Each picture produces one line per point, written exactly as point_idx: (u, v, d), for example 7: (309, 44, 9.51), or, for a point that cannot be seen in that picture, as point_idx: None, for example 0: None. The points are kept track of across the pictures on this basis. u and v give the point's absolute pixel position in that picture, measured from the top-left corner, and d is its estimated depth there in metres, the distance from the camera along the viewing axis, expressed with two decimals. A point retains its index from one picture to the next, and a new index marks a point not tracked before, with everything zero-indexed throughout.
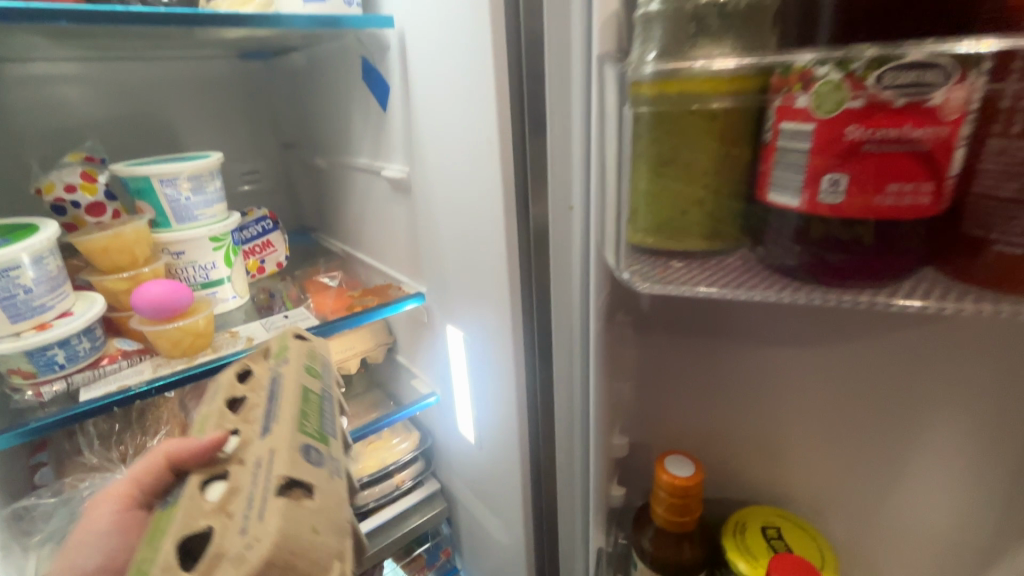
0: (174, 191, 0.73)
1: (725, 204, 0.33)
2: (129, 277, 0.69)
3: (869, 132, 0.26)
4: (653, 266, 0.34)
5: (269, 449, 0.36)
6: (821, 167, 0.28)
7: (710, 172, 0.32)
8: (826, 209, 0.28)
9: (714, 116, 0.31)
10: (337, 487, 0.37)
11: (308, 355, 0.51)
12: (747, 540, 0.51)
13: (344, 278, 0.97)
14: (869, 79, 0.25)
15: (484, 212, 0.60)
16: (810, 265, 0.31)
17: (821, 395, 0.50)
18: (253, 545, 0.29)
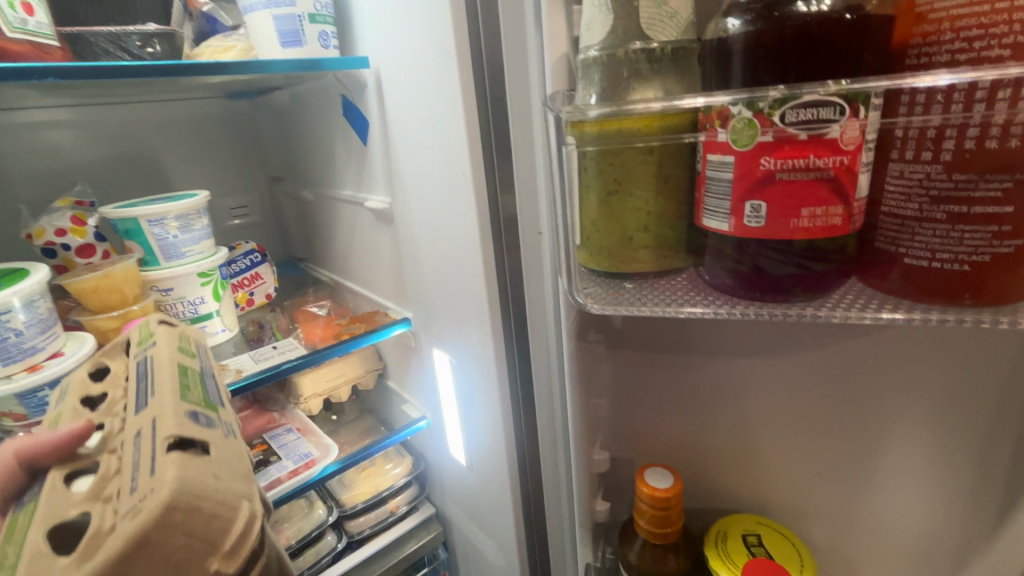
0: (162, 230, 0.75)
1: (670, 228, 0.35)
2: (118, 316, 0.71)
3: (780, 163, 0.29)
4: (607, 288, 0.36)
5: (150, 419, 0.36)
6: (744, 195, 0.30)
7: (652, 200, 0.34)
8: (751, 233, 0.30)
9: (650, 151, 0.33)
10: (232, 445, 0.38)
11: (178, 338, 0.49)
12: (728, 548, 0.52)
13: (333, 306, 0.99)
14: (775, 116, 0.28)
15: (461, 240, 0.63)
16: (748, 283, 0.33)
17: (789, 403, 0.52)
18: (146, 496, 0.30)
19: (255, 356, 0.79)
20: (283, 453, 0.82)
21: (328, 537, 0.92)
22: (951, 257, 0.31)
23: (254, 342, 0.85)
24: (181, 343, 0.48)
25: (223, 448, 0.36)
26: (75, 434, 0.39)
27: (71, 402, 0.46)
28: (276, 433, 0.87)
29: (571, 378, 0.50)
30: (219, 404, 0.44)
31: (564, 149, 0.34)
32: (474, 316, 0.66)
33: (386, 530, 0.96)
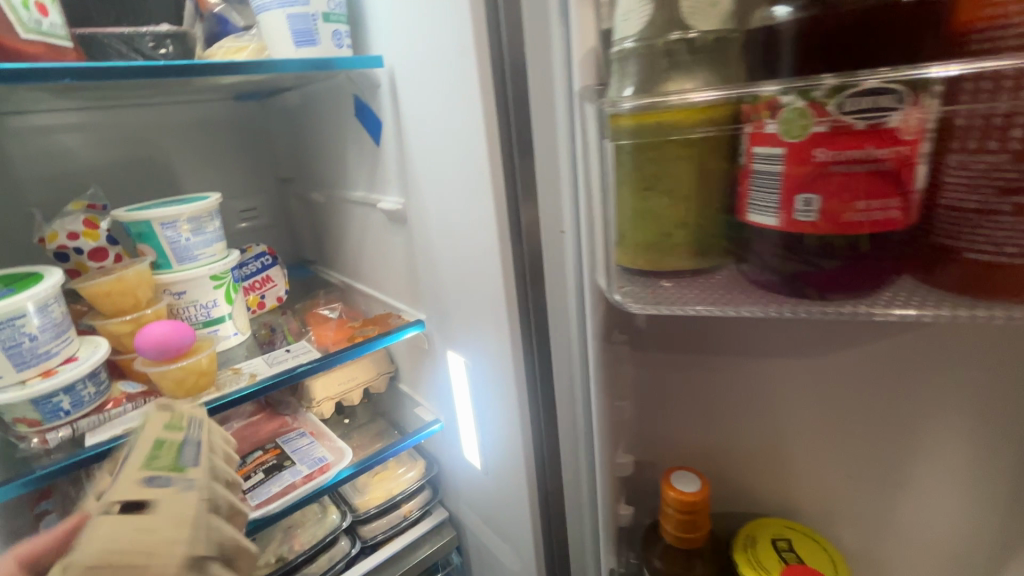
0: (174, 232, 0.74)
1: (709, 224, 0.34)
2: (131, 319, 0.70)
3: (835, 154, 0.28)
4: (643, 287, 0.35)
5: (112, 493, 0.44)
6: (794, 188, 0.29)
7: (691, 194, 0.33)
8: (801, 227, 0.30)
9: (690, 145, 0.32)
10: (180, 502, 0.45)
11: (168, 417, 0.55)
12: (758, 552, 0.51)
13: (344, 309, 0.98)
14: (831, 105, 0.27)
15: (479, 240, 0.62)
16: (796, 280, 0.32)
17: (820, 404, 0.50)
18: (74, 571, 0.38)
19: (268, 359, 0.78)
20: (297, 458, 0.81)
21: (341, 543, 0.91)
22: (1018, 250, 0.31)
23: (266, 346, 0.85)
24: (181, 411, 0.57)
25: (180, 499, 0.45)
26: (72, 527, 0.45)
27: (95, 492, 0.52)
28: (289, 437, 0.86)
29: (596, 381, 0.49)
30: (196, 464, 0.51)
31: (604, 145, 0.33)
32: (492, 318, 0.64)
33: (399, 535, 0.95)
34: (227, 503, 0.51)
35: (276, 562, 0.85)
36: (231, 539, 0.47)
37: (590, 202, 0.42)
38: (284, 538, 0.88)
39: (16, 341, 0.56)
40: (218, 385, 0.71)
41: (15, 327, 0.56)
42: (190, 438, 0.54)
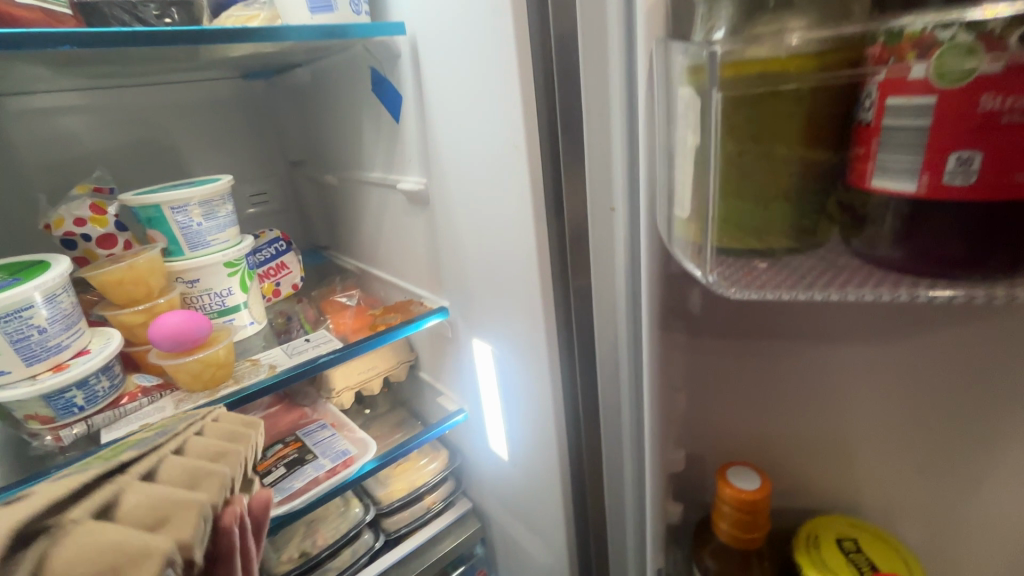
0: (185, 217, 0.70)
1: (811, 193, 0.30)
2: (144, 310, 0.67)
3: (1008, 101, 0.23)
4: (737, 269, 0.31)
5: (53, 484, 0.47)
6: (948, 144, 0.24)
7: (795, 160, 0.29)
8: (950, 193, 0.25)
9: (801, 99, 0.28)
10: (82, 474, 0.45)
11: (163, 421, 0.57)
12: (823, 553, 0.47)
13: (361, 296, 0.94)
14: (1008, 38, 0.22)
15: (512, 221, 0.57)
16: (918, 256, 0.28)
17: (893, 396, 0.46)
18: None
19: (288, 350, 0.74)
20: (319, 451, 0.78)
21: (365, 536, 0.89)
22: None
23: (283, 335, 0.81)
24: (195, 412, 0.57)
25: (78, 476, 0.45)
26: None
27: None
28: (309, 429, 0.83)
29: (649, 372, 0.45)
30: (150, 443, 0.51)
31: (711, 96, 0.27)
32: (524, 303, 0.60)
33: (424, 527, 0.92)
34: (178, 468, 0.48)
35: (298, 557, 0.82)
36: (149, 498, 0.44)
37: (652, 175, 0.38)
38: (306, 532, 0.86)
39: (24, 334, 0.53)
40: (236, 377, 0.67)
41: (22, 319, 0.53)
42: (172, 428, 0.54)
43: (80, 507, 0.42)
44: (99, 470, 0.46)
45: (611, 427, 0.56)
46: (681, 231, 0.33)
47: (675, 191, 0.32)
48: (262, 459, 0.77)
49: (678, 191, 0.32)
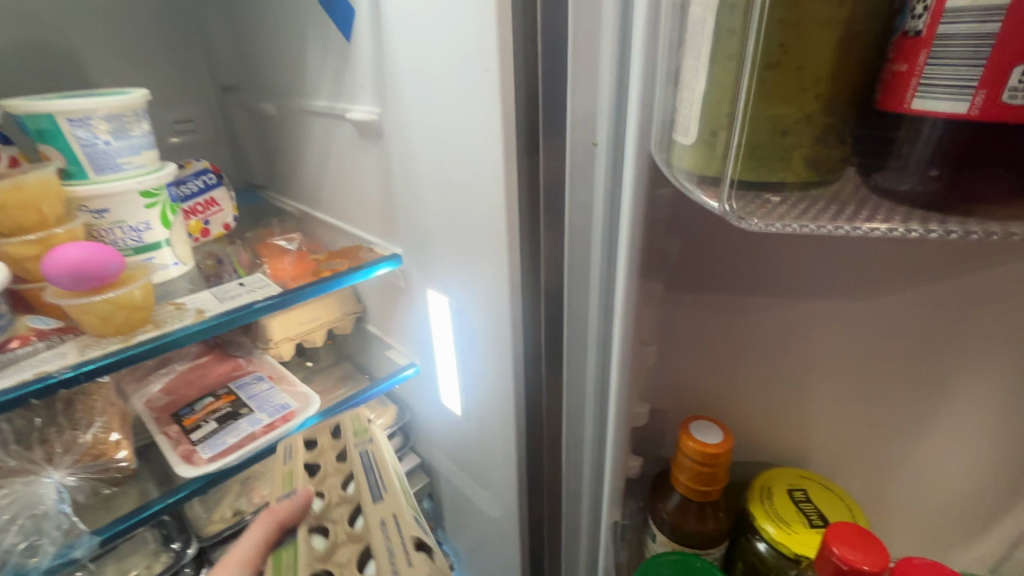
0: (87, 132, 0.59)
1: (835, 120, 0.27)
2: (36, 240, 0.56)
3: None
4: (746, 203, 0.28)
5: (391, 511, 0.52)
6: (1015, 56, 0.21)
7: (825, 78, 0.26)
8: (1005, 115, 0.22)
9: (842, 3, 0.25)
10: (386, 506, 0.53)
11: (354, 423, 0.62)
12: (775, 503, 0.48)
13: (303, 240, 0.86)
14: None
15: (478, 159, 0.52)
16: (944, 190, 0.26)
17: (850, 348, 0.48)
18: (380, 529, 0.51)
19: (218, 294, 0.66)
20: (255, 405, 0.71)
21: None
22: None
23: (213, 279, 0.73)
24: (352, 428, 0.62)
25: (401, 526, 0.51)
26: (303, 502, 0.51)
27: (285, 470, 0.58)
28: (244, 381, 0.75)
29: (622, 323, 0.43)
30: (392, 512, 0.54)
31: None
32: (488, 250, 0.56)
33: None
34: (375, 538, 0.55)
35: (232, 516, 0.74)
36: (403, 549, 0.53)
37: (647, 102, 0.34)
38: (241, 490, 0.78)
39: None
40: (156, 322, 0.59)
41: None
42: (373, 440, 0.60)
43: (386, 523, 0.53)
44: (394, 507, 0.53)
45: (575, 379, 0.55)
46: (687, 161, 0.29)
47: (684, 111, 0.29)
48: (188, 413, 0.69)
49: (685, 113, 0.28)
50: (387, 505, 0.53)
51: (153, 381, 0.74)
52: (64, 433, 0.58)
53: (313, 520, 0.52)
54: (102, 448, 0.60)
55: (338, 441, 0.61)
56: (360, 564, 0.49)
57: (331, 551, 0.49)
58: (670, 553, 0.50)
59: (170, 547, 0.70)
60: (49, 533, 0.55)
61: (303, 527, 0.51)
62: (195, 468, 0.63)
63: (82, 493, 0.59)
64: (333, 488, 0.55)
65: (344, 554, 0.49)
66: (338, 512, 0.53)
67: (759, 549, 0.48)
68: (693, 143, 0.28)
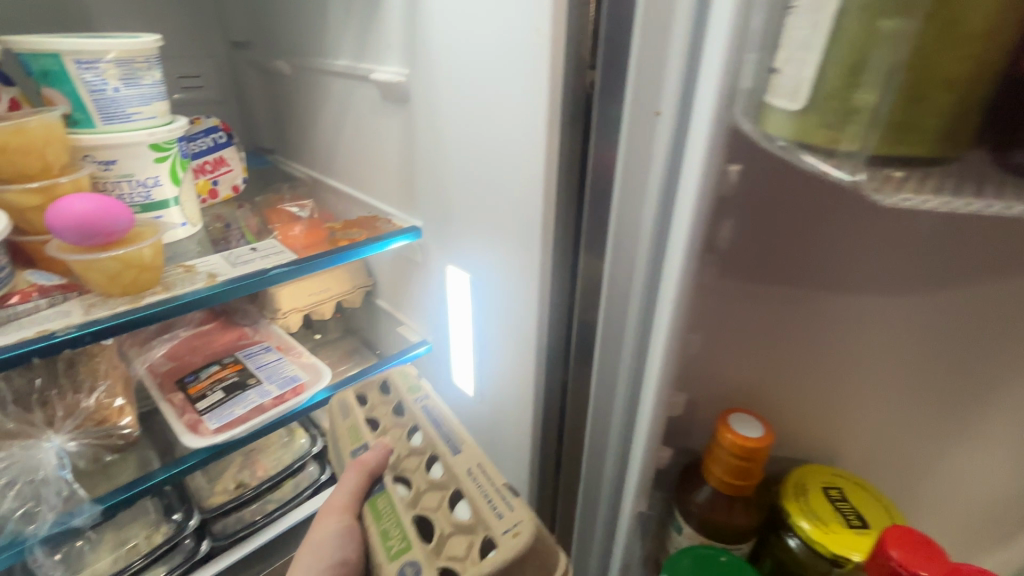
0: (95, 77, 0.55)
1: (973, 89, 0.25)
2: (38, 188, 0.52)
3: None
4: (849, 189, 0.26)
5: (474, 462, 0.51)
6: None
7: (975, 40, 0.24)
8: None
9: None
10: (466, 456, 0.52)
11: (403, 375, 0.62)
12: (810, 500, 0.47)
13: (315, 208, 0.82)
14: None
15: (519, 128, 0.49)
16: None
17: (902, 345, 0.45)
18: (469, 473, 0.50)
19: (231, 258, 0.63)
20: (263, 376, 0.68)
21: (309, 469, 0.78)
22: None
23: (222, 242, 0.69)
24: (405, 383, 0.60)
25: (484, 476, 0.50)
26: (382, 451, 0.52)
27: (347, 424, 0.59)
28: (251, 351, 0.72)
29: (674, 306, 0.41)
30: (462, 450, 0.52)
31: None
32: (518, 227, 0.53)
33: None
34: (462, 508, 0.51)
35: (235, 489, 0.73)
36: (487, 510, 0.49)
37: (731, 67, 0.31)
38: (244, 463, 0.76)
39: None
40: (165, 284, 0.56)
41: None
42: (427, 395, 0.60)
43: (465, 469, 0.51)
44: (471, 453, 0.52)
45: (608, 360, 0.53)
46: (789, 128, 0.27)
47: (789, 72, 0.26)
48: (193, 380, 0.67)
49: (791, 76, 0.26)
50: (468, 455, 0.52)
51: (156, 345, 0.71)
52: (66, 395, 0.55)
53: (392, 470, 0.53)
54: (106, 414, 0.58)
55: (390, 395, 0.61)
56: (452, 506, 0.49)
57: (417, 497, 0.50)
58: (699, 547, 0.48)
59: (171, 518, 0.68)
60: (48, 500, 0.53)
61: (386, 476, 0.52)
62: (201, 439, 0.60)
63: (82, 459, 0.57)
64: (399, 441, 0.55)
65: (431, 500, 0.50)
66: (411, 463, 0.53)
67: (789, 545, 0.47)
68: (803, 108, 0.26)
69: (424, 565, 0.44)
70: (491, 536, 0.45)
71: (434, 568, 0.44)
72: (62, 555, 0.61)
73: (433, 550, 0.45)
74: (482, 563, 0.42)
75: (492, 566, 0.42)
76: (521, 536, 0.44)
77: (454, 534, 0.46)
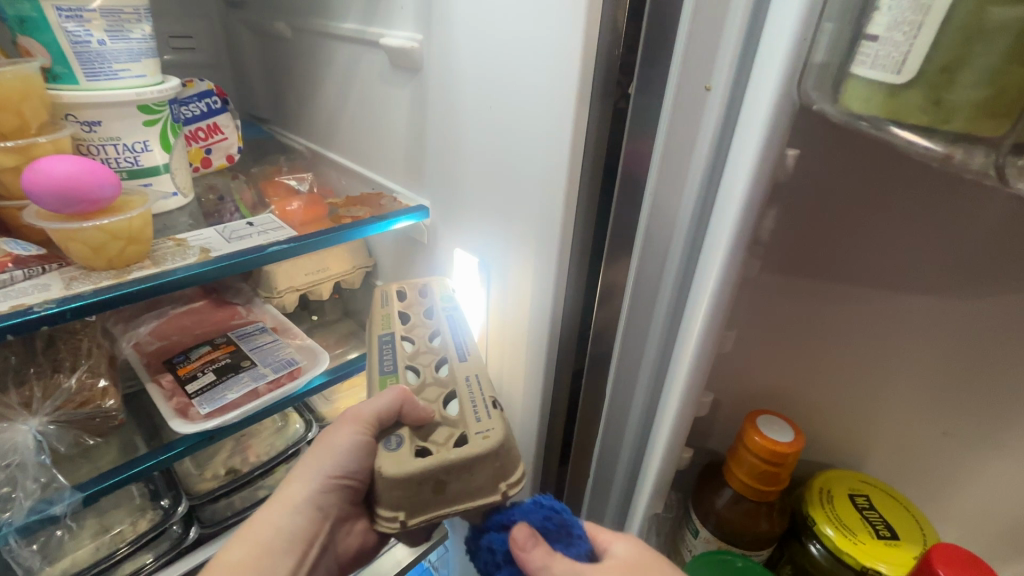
0: (79, 26, 0.50)
1: None
2: (13, 148, 0.47)
3: None
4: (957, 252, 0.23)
5: (474, 370, 0.49)
6: None
7: None
8: None
9: None
10: (468, 364, 0.49)
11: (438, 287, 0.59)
12: (836, 506, 0.45)
13: (314, 182, 0.78)
14: None
15: (546, 100, 0.45)
16: None
17: (947, 351, 0.43)
18: (464, 378, 0.48)
19: (225, 233, 0.59)
20: (258, 358, 0.64)
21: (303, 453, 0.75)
22: None
23: (216, 215, 0.65)
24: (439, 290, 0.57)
25: (478, 386, 0.47)
26: (419, 408, 0.44)
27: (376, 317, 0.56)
28: (245, 331, 0.68)
29: (713, 299, 0.38)
30: (465, 359, 0.50)
31: None
32: (536, 210, 0.49)
33: None
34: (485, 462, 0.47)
35: (225, 475, 0.69)
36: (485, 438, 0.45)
37: (806, 42, 0.28)
38: (235, 448, 0.71)
39: None
40: (155, 258, 0.52)
41: None
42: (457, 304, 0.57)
43: (462, 375, 0.48)
44: (474, 363, 0.50)
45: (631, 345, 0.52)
46: (881, 105, 0.24)
47: (891, 39, 0.23)
48: (183, 361, 0.63)
49: (891, 43, 0.23)
50: (471, 364, 0.49)
51: (142, 323, 0.67)
52: (45, 374, 0.51)
53: (406, 359, 0.51)
54: (88, 395, 0.54)
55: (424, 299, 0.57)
56: (444, 402, 0.46)
57: (420, 388, 0.47)
58: (717, 552, 0.46)
59: (158, 504, 0.64)
60: (24, 486, 0.49)
61: (398, 362, 0.51)
62: (192, 424, 0.57)
63: (63, 444, 0.53)
64: (422, 339, 0.53)
65: (430, 392, 0.47)
66: (423, 360, 0.51)
67: (811, 551, 0.46)
68: (906, 84, 0.23)
69: (405, 439, 0.43)
70: (465, 433, 0.42)
71: (412, 447, 0.42)
72: (40, 544, 0.58)
73: (415, 428, 0.44)
74: (450, 451, 0.41)
75: (460, 459, 0.40)
76: (491, 440, 0.42)
77: (439, 422, 0.44)
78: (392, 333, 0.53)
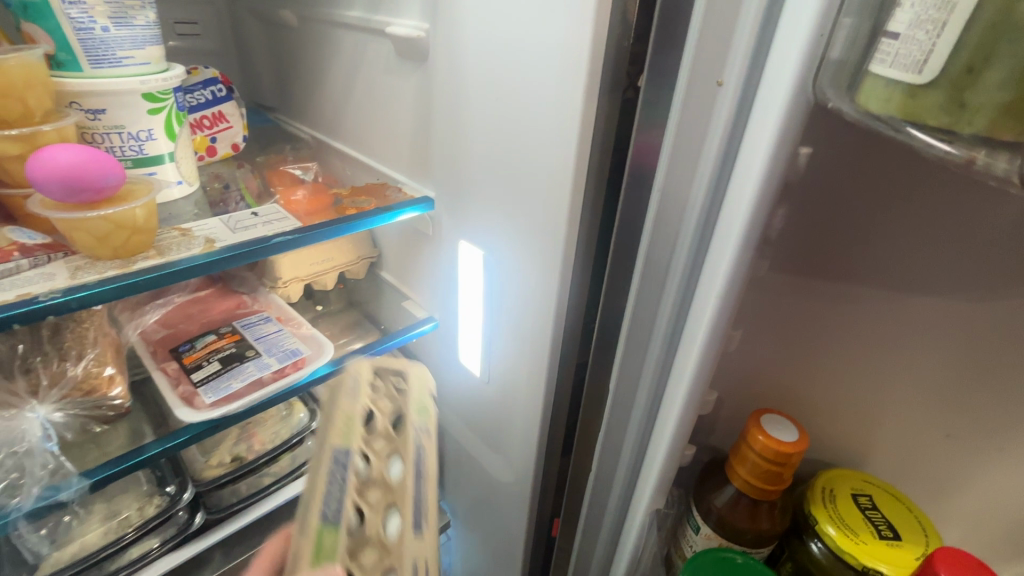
0: (81, 13, 0.49)
1: None
2: (18, 136, 0.47)
3: None
4: None
5: (420, 560, 0.42)
6: None
7: None
8: None
9: None
10: (418, 546, 0.42)
11: (419, 402, 0.48)
12: (839, 507, 0.45)
13: (319, 171, 0.77)
14: None
15: (553, 93, 0.44)
16: None
17: (957, 353, 0.42)
18: (413, 561, 0.41)
19: (229, 223, 0.58)
20: (262, 348, 0.64)
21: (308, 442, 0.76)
22: None
23: (221, 204, 0.65)
24: (416, 399, 0.48)
25: None
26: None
27: (340, 412, 0.42)
28: (250, 321, 0.68)
29: (718, 298, 0.37)
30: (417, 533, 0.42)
31: None
32: (542, 204, 0.49)
33: None
34: None
35: (230, 463, 0.70)
36: None
37: (821, 37, 0.27)
38: (240, 436, 0.72)
39: None
40: (159, 249, 0.52)
41: None
42: (428, 425, 0.47)
43: (413, 554, 0.41)
44: (423, 549, 0.42)
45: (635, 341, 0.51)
46: (900, 105, 0.23)
47: (913, 37, 0.22)
48: (188, 350, 0.63)
49: (913, 42, 0.22)
50: (422, 546, 0.42)
51: (148, 311, 0.67)
52: (51, 362, 0.51)
53: (354, 496, 0.39)
54: (94, 383, 0.54)
55: (399, 397, 0.48)
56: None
57: (358, 547, 0.39)
58: (717, 549, 0.46)
59: (164, 490, 0.65)
60: (32, 473, 0.50)
61: (345, 504, 0.38)
62: (197, 413, 0.57)
63: (70, 431, 0.54)
64: (381, 463, 0.43)
65: (369, 556, 0.39)
66: (372, 496, 0.41)
67: (812, 550, 0.46)
68: (927, 83, 0.22)
69: None
70: None
71: None
72: (48, 530, 0.58)
73: None
74: None
75: None
76: None
77: None
78: (350, 452, 0.40)
